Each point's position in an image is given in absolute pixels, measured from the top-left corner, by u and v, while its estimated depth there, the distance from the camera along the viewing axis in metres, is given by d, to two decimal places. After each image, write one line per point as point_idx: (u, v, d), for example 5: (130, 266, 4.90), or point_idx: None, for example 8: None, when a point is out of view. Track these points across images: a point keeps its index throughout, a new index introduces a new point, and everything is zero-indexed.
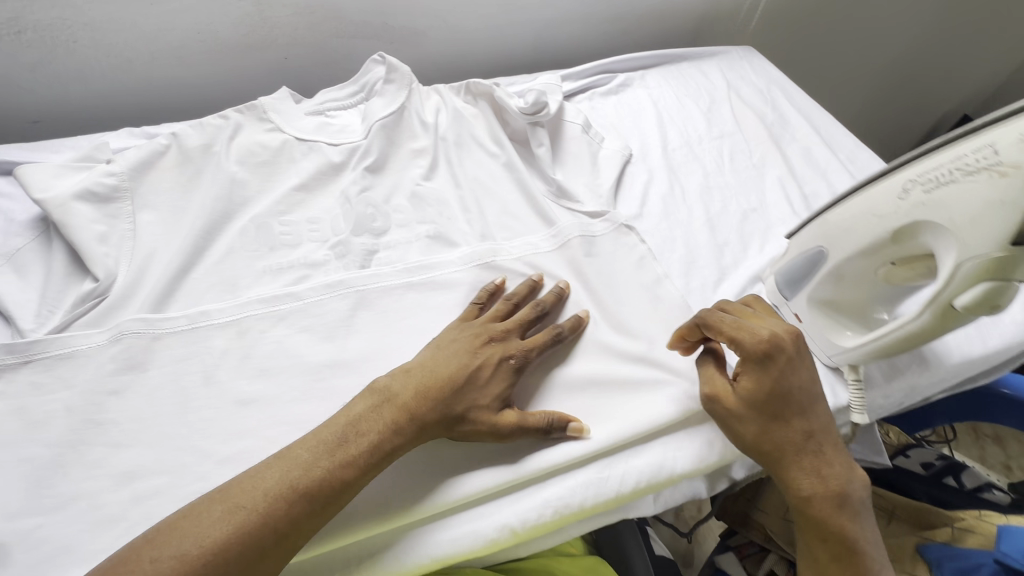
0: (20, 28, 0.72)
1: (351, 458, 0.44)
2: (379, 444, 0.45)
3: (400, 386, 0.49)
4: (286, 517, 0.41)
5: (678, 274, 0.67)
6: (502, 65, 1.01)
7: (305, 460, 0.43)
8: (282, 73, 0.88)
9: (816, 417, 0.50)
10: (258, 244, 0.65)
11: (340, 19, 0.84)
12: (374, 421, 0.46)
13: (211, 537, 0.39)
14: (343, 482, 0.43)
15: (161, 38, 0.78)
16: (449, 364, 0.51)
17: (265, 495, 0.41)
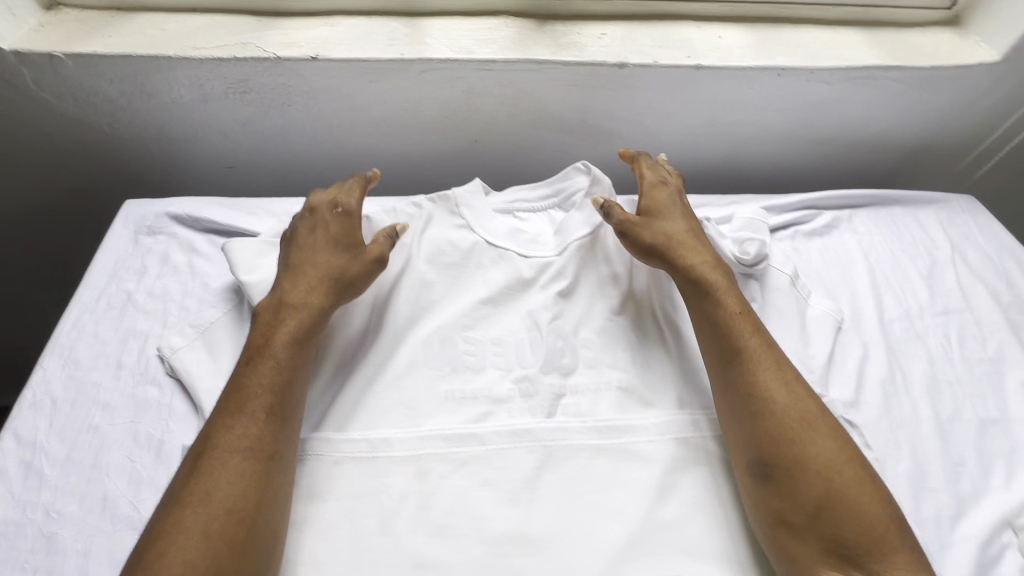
0: (246, 88, 0.72)
1: (237, 388, 0.51)
2: (262, 362, 0.52)
3: (301, 294, 0.57)
4: (223, 447, 0.47)
5: (904, 496, 0.57)
6: (685, 171, 0.93)
7: (254, 393, 0.50)
8: (467, 152, 0.86)
9: (752, 333, 0.57)
10: (440, 361, 0.61)
11: (541, 113, 0.80)
12: (262, 330, 0.55)
13: (197, 502, 0.44)
14: (249, 418, 0.49)
15: (368, 110, 0.77)
16: (324, 255, 0.61)
17: (236, 445, 0.47)
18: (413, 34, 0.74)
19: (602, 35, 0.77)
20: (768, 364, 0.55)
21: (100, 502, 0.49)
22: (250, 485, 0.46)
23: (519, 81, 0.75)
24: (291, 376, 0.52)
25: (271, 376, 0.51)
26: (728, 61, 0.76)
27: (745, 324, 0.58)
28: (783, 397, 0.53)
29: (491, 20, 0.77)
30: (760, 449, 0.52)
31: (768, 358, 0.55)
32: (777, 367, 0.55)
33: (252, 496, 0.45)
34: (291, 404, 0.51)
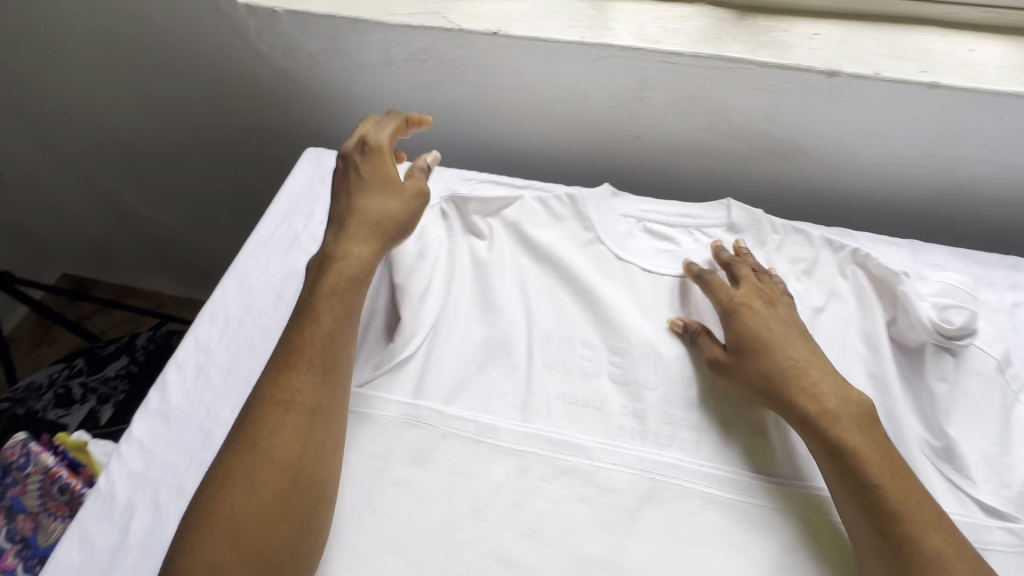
0: (427, 56, 0.75)
1: (285, 348, 0.52)
2: (311, 311, 0.54)
3: (347, 261, 0.56)
4: (273, 405, 0.49)
5: None
6: (876, 204, 0.80)
7: (302, 354, 0.51)
8: (625, 147, 0.81)
9: (874, 449, 0.48)
10: (555, 360, 0.60)
11: (718, 116, 0.73)
12: (309, 282, 0.56)
13: (256, 465, 0.46)
14: (299, 373, 0.50)
15: (534, 91, 0.76)
16: (381, 201, 0.59)
17: (287, 403, 0.49)
18: (597, 16, 0.71)
19: (814, 36, 0.67)
20: (892, 475, 0.47)
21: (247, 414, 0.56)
22: (297, 447, 0.47)
23: (703, 79, 0.68)
24: (336, 343, 0.53)
25: (319, 332, 0.52)
26: (976, 82, 0.61)
27: (867, 452, 0.48)
28: (899, 513, 0.45)
29: (685, 8, 0.71)
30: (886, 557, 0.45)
31: (897, 484, 0.46)
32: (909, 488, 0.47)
33: (304, 456, 0.47)
34: (336, 358, 0.52)
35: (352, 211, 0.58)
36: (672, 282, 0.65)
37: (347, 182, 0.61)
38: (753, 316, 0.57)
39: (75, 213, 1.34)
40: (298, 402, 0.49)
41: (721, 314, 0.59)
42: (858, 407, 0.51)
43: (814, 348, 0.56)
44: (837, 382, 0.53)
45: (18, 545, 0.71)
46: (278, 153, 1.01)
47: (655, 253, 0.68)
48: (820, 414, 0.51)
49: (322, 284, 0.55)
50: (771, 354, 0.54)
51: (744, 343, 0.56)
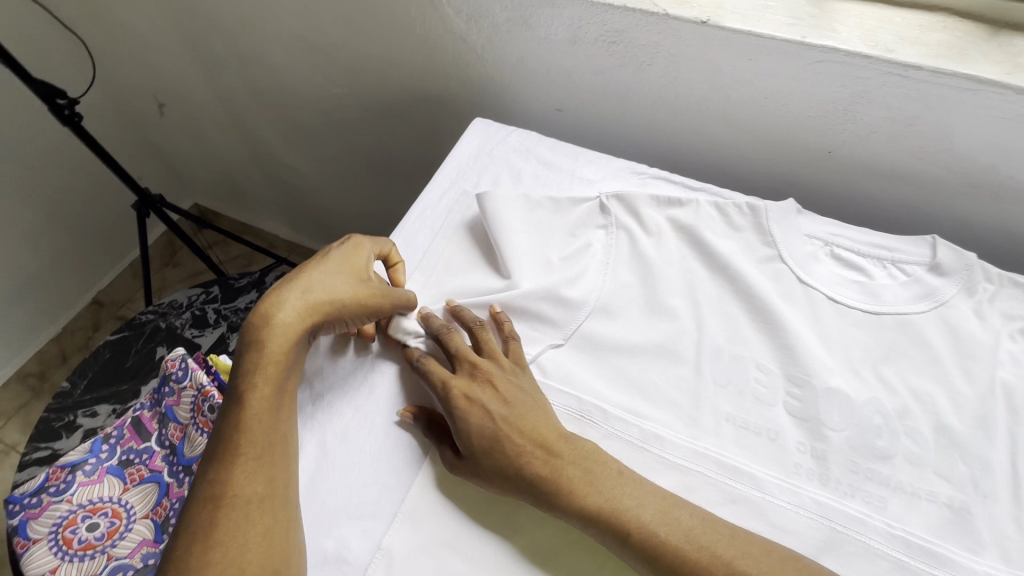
0: (617, 39, 0.72)
1: (215, 435, 0.49)
2: (225, 416, 0.50)
3: (274, 331, 0.52)
4: (203, 500, 0.45)
5: None
6: None
7: (241, 453, 0.47)
8: (809, 162, 0.74)
9: (585, 482, 0.47)
10: (726, 380, 0.56)
11: (937, 142, 0.65)
12: (233, 379, 0.52)
13: (200, 563, 0.42)
14: (239, 466, 0.46)
15: (725, 88, 0.71)
16: (339, 282, 0.56)
17: (234, 492, 0.45)
18: (820, 15, 0.64)
19: None
20: (597, 508, 0.46)
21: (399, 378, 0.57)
22: (223, 537, 0.43)
23: (935, 98, 0.61)
24: (278, 423, 0.50)
25: (246, 419, 0.48)
26: None
27: (575, 471, 0.48)
28: (674, 552, 0.44)
29: (922, 18, 0.63)
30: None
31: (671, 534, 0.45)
32: (669, 506, 0.47)
33: (262, 546, 0.44)
34: (270, 443, 0.48)
35: (287, 291, 0.54)
36: (861, 317, 0.59)
37: (291, 268, 0.58)
38: (473, 405, 0.51)
39: (221, 150, 1.43)
40: (247, 488, 0.46)
41: (443, 409, 0.53)
42: (566, 448, 0.49)
43: (549, 425, 0.51)
44: (569, 454, 0.49)
45: (165, 451, 0.76)
46: (428, 118, 1.01)
47: (843, 283, 0.61)
48: (556, 486, 0.48)
49: (262, 369, 0.51)
50: (512, 455, 0.49)
51: (474, 452, 0.50)
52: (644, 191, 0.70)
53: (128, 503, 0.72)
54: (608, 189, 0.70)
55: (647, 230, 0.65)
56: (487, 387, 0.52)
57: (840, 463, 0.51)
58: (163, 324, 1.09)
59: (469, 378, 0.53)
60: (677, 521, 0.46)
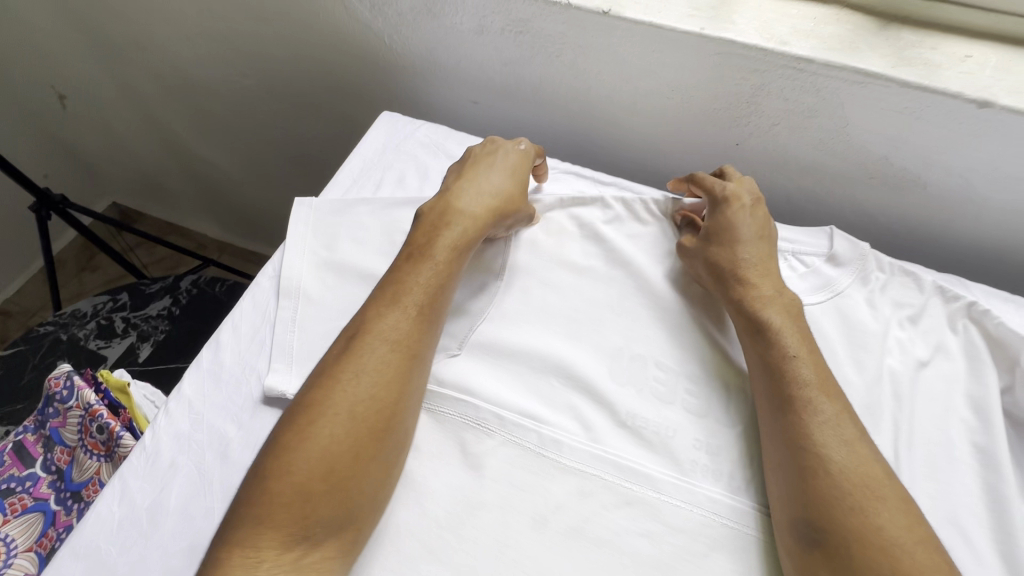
0: (523, 29, 0.70)
1: (393, 337, 0.49)
2: (409, 324, 0.50)
3: (445, 252, 0.55)
4: (343, 374, 0.47)
5: None
6: (990, 259, 0.72)
7: (384, 347, 0.48)
8: (720, 155, 0.75)
9: None
10: (625, 379, 0.55)
11: (836, 135, 0.66)
12: (422, 284, 0.52)
13: (310, 432, 0.44)
14: (389, 338, 0.49)
15: (633, 81, 0.70)
16: (509, 187, 0.60)
17: (370, 376, 0.47)
18: (719, 7, 0.64)
19: (966, 58, 0.59)
20: None
21: (283, 397, 0.53)
22: (399, 431, 0.47)
23: (830, 91, 0.62)
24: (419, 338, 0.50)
25: (398, 329, 0.50)
26: None
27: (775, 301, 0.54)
28: None
29: (818, 10, 0.63)
30: (796, 508, 0.44)
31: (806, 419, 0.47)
32: (843, 413, 0.47)
33: (366, 442, 0.45)
34: (422, 346, 0.50)
35: (465, 214, 0.57)
36: None
37: (465, 172, 0.61)
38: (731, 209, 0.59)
39: (134, 145, 1.33)
40: (377, 384, 0.47)
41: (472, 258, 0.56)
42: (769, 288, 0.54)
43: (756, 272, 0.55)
44: None
45: (52, 476, 0.70)
46: (345, 111, 0.97)
47: None
48: (756, 299, 0.54)
49: (417, 278, 0.53)
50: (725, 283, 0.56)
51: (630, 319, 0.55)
52: (551, 188, 0.68)
53: (7, 537, 0.65)
54: None
55: (553, 228, 0.64)
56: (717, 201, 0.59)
57: (734, 461, 0.51)
58: (65, 337, 1.01)
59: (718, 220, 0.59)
60: (841, 431, 0.46)
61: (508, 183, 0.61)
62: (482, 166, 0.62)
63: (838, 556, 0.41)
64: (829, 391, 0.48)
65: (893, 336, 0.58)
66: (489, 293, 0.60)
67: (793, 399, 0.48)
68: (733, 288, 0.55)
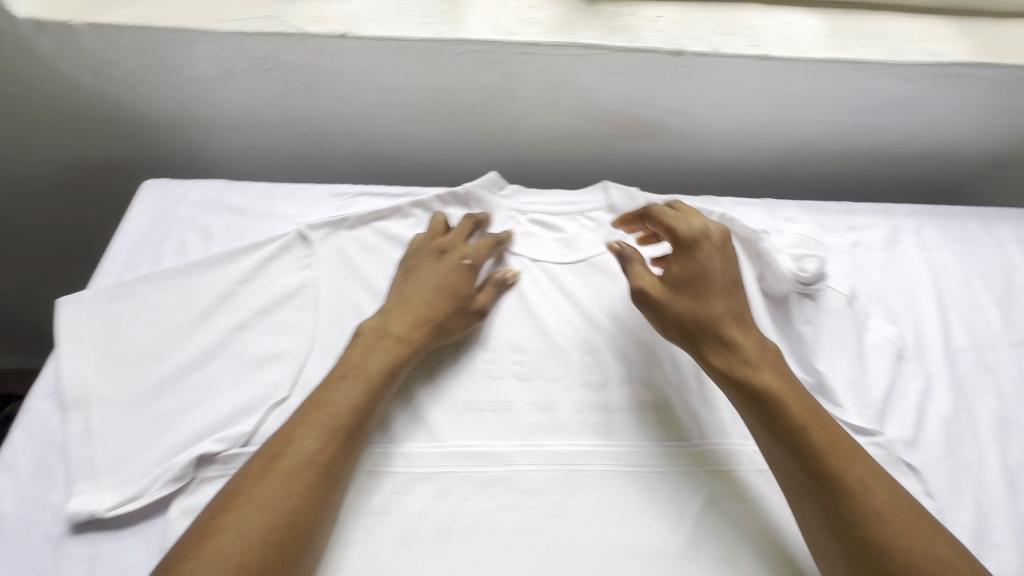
0: (271, 66, 0.68)
1: (317, 458, 0.46)
2: (329, 447, 0.47)
3: (368, 358, 0.53)
4: (255, 491, 0.44)
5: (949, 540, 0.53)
6: (734, 173, 0.86)
7: (304, 460, 0.46)
8: (501, 142, 0.80)
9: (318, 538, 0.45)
10: (456, 372, 0.58)
11: (583, 102, 0.74)
12: (346, 395, 0.50)
13: (210, 555, 0.40)
14: (309, 450, 0.46)
15: (398, 94, 0.72)
16: (438, 274, 0.60)
17: (285, 493, 0.44)
18: (450, 11, 0.69)
19: (656, 19, 0.70)
20: None
21: (92, 518, 0.47)
22: (306, 551, 0.44)
23: (563, 68, 0.69)
24: (338, 455, 0.47)
25: (314, 442, 0.47)
26: (796, 52, 0.68)
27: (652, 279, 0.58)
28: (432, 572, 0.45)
29: None
30: (823, 519, 0.46)
31: (820, 431, 0.48)
32: (787, 390, 0.50)
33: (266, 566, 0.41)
34: (341, 464, 0.47)
35: (389, 324, 0.55)
36: (564, 270, 0.66)
37: (414, 285, 0.59)
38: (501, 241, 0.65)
39: None
40: (287, 500, 0.44)
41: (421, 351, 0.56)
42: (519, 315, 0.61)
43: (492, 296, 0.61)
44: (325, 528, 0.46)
45: None
46: (114, 187, 0.87)
47: (543, 242, 0.68)
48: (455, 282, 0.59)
49: (337, 386, 0.50)
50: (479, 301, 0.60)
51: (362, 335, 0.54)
52: (346, 213, 0.68)
53: None
54: (310, 219, 0.67)
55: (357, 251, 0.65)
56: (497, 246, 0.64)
57: (568, 411, 0.56)
58: None
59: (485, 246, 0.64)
60: (817, 417, 0.49)
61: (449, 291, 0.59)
62: (426, 278, 0.59)
63: (865, 555, 0.43)
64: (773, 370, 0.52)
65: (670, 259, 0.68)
66: (302, 333, 0.59)
67: (761, 392, 0.50)
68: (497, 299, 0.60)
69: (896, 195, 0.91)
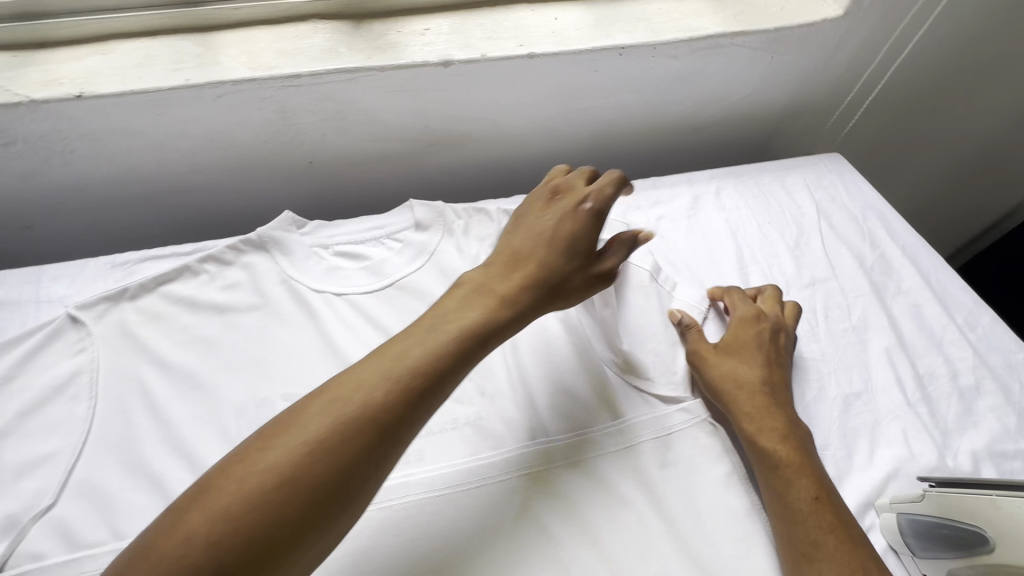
0: (8, 139, 0.62)
1: (283, 471, 0.36)
2: (346, 459, 0.37)
3: (431, 350, 0.42)
4: (218, 513, 0.34)
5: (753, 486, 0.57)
6: (550, 167, 0.89)
7: (274, 473, 0.35)
8: (306, 177, 0.78)
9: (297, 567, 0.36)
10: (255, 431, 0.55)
11: (374, 124, 0.73)
12: (317, 423, 0.38)
13: None
14: (273, 458, 0.36)
15: (170, 146, 0.68)
16: (556, 229, 0.53)
17: (247, 512, 0.34)
18: (204, 53, 0.65)
19: (425, 31, 0.70)
20: None
21: None
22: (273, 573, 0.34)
23: (338, 94, 0.68)
24: (338, 478, 0.37)
25: (307, 450, 0.37)
26: (562, 45, 0.70)
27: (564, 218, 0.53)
28: None
29: (299, 28, 0.69)
30: (788, 528, 0.50)
31: (784, 448, 0.53)
32: (791, 422, 0.56)
33: None
34: (338, 480, 0.37)
35: (486, 298, 0.48)
36: (370, 299, 0.65)
37: (521, 235, 0.54)
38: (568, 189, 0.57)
39: None
40: (239, 524, 0.34)
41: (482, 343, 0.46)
42: (519, 262, 0.51)
43: (513, 244, 0.53)
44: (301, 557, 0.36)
45: None
46: None
47: (349, 273, 0.67)
48: (519, 257, 0.51)
49: (398, 386, 0.40)
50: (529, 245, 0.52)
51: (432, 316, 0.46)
52: (127, 282, 0.63)
53: None
54: (83, 297, 0.62)
55: (138, 322, 0.60)
56: (562, 201, 0.55)
57: None
58: None
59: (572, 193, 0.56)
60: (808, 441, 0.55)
61: (552, 254, 0.52)
62: (528, 230, 0.54)
63: (815, 551, 0.48)
64: (773, 402, 0.57)
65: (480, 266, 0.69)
66: (73, 426, 0.53)
67: (785, 428, 0.55)
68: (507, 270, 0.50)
69: (706, 161, 0.97)
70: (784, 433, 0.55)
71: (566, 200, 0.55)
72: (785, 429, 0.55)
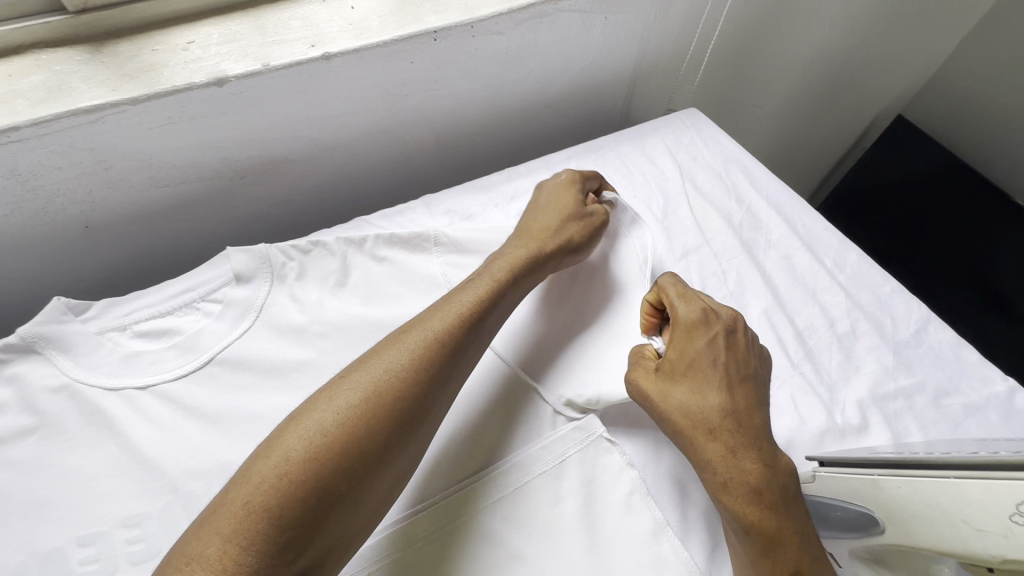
0: None
1: (319, 446, 0.39)
2: (347, 455, 0.39)
3: (421, 350, 0.46)
4: (230, 524, 0.36)
5: (662, 495, 0.51)
6: (397, 173, 0.79)
7: (275, 481, 0.37)
8: (87, 243, 0.63)
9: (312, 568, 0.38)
10: None
11: (155, 168, 0.60)
12: (319, 420, 0.40)
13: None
14: (280, 469, 0.38)
15: None
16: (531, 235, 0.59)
17: (255, 518, 0.36)
18: None
19: (188, 45, 0.57)
20: None
21: None
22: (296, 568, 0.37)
23: (88, 141, 0.54)
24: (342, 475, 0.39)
25: (317, 449, 0.39)
26: (362, 39, 0.60)
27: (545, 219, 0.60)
28: None
29: (13, 65, 0.54)
30: None
31: (761, 508, 0.44)
32: (767, 464, 0.46)
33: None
34: (341, 477, 0.39)
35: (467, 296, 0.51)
36: (186, 385, 0.54)
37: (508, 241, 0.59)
38: (543, 194, 0.63)
39: None
40: (254, 525, 0.36)
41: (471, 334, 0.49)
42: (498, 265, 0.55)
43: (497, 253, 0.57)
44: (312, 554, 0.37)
45: None
46: None
47: (155, 357, 0.54)
48: (497, 263, 0.56)
49: (397, 386, 0.43)
50: (511, 249, 0.57)
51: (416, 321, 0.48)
52: None
53: None
54: None
55: None
56: (540, 206, 0.62)
57: None
58: None
59: (558, 197, 0.62)
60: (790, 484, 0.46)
61: (543, 238, 0.59)
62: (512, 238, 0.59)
63: None
64: (744, 441, 0.47)
65: (319, 311, 0.59)
66: None
67: (761, 475, 0.45)
68: (492, 268, 0.55)
69: (567, 136, 0.91)
70: (760, 486, 0.45)
71: (540, 205, 0.63)
72: (761, 480, 0.45)
